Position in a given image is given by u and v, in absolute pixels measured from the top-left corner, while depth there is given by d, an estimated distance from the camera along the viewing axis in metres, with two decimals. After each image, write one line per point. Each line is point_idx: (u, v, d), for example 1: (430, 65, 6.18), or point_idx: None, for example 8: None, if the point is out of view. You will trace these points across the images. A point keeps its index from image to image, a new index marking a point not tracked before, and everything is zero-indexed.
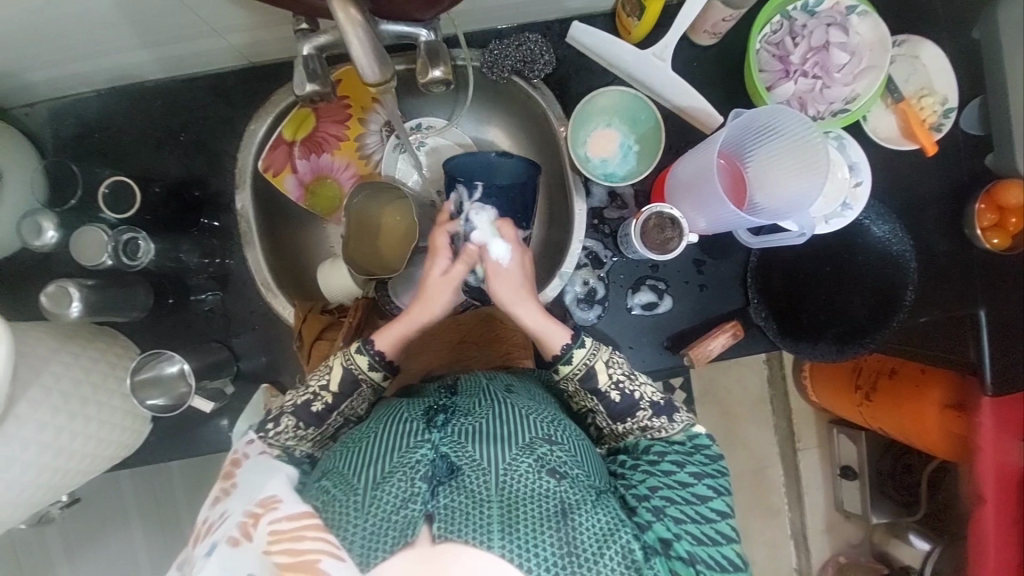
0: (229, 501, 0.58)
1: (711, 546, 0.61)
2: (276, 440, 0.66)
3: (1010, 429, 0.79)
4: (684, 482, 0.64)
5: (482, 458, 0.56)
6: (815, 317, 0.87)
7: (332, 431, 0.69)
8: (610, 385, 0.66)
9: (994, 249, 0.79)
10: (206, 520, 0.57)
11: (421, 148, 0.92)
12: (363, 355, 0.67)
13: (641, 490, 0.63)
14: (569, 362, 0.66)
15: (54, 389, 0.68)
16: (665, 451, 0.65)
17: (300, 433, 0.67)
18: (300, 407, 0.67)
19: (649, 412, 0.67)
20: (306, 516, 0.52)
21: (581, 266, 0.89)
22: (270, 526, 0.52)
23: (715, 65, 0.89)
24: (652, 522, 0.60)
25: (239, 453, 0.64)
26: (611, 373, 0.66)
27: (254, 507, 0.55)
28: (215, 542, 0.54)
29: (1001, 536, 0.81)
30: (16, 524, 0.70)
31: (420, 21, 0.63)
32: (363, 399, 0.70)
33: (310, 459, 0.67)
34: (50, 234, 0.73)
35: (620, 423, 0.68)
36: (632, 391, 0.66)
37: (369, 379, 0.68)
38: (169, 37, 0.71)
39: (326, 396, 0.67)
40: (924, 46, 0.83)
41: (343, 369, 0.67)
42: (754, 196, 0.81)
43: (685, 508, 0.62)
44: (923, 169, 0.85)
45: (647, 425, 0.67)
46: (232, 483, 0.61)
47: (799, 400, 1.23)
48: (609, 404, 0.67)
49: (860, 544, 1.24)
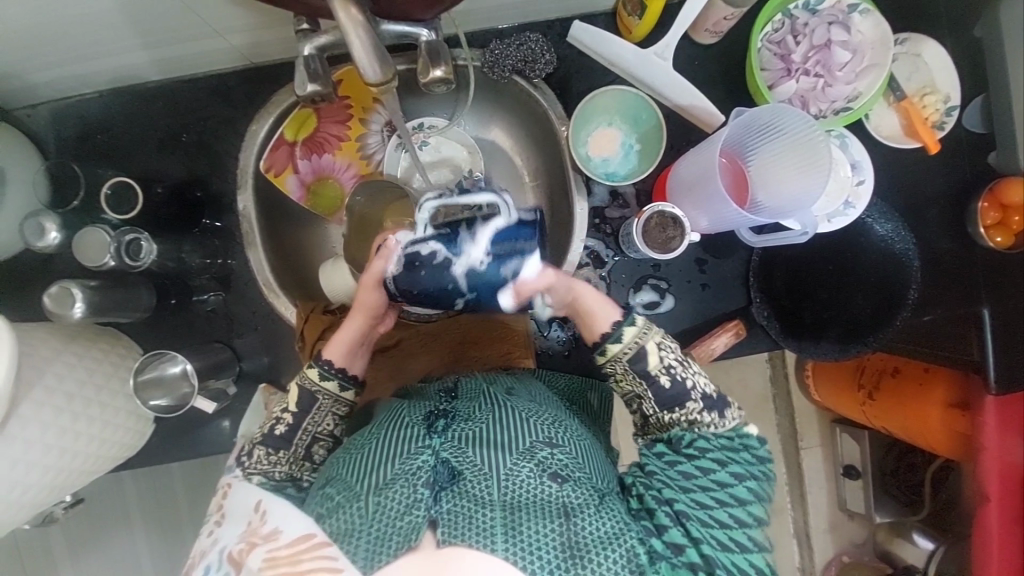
0: (221, 528, 0.58)
1: (739, 552, 0.60)
2: (253, 468, 0.66)
3: (1015, 427, 0.79)
4: (722, 482, 0.63)
5: (484, 463, 0.56)
6: (819, 316, 0.86)
7: (304, 451, 0.68)
8: (660, 369, 0.67)
9: (998, 247, 0.79)
10: (199, 550, 0.57)
11: (423, 147, 0.91)
12: (314, 370, 0.68)
13: (662, 494, 0.62)
14: (618, 341, 0.68)
15: (57, 390, 0.68)
16: (708, 447, 0.65)
17: (275, 458, 0.66)
18: (268, 435, 0.67)
19: (700, 405, 0.67)
20: (303, 540, 0.52)
21: (583, 266, 0.88)
22: (267, 553, 0.51)
23: (716, 63, 0.88)
24: (669, 526, 0.59)
25: (227, 483, 0.64)
26: (662, 358, 0.67)
27: (253, 535, 0.54)
28: (211, 564, 0.55)
29: (1006, 537, 0.81)
30: (19, 524, 0.70)
31: (422, 20, 0.63)
32: (329, 414, 0.69)
33: (291, 480, 0.67)
34: (52, 235, 0.73)
35: (667, 412, 0.68)
36: (683, 378, 0.67)
37: (326, 392, 0.68)
38: (171, 38, 0.71)
39: (287, 417, 0.67)
40: (926, 43, 0.83)
41: (299, 389, 0.68)
42: (757, 195, 0.80)
43: (716, 513, 0.61)
44: (927, 168, 0.85)
45: (696, 418, 0.67)
46: (223, 512, 0.60)
47: (802, 399, 1.23)
48: (658, 389, 0.67)
49: (863, 544, 1.23)
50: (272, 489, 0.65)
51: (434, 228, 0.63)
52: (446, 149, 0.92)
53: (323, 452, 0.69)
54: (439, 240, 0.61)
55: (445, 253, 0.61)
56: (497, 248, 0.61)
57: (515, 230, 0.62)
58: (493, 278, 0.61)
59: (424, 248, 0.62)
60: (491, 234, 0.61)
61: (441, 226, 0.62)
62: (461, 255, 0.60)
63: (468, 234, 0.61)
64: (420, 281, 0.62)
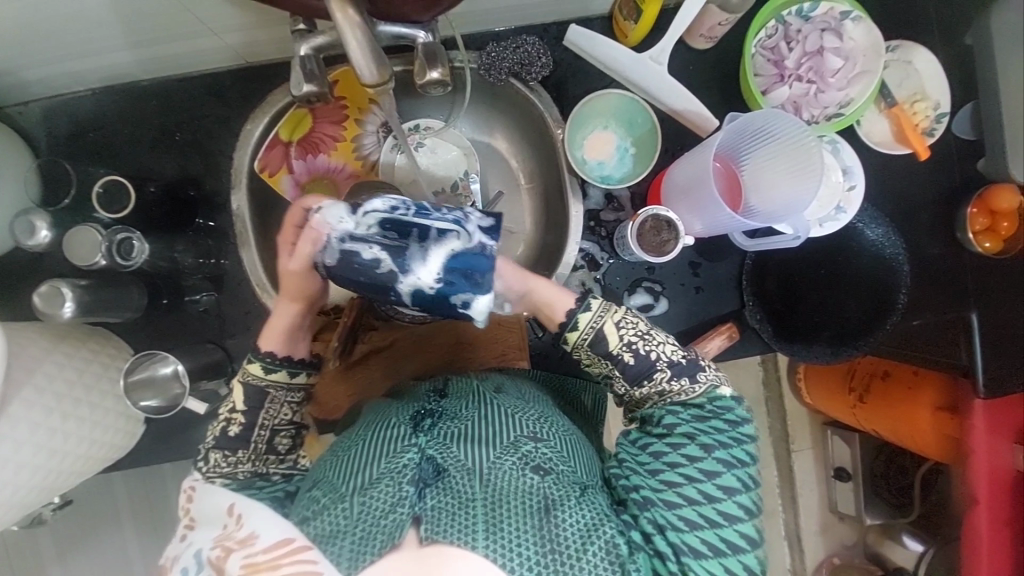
0: (195, 533, 0.56)
1: (708, 528, 0.60)
2: (214, 471, 0.65)
3: (1003, 429, 0.80)
4: (691, 457, 0.62)
5: (467, 458, 0.57)
6: (810, 319, 0.87)
7: (265, 446, 0.68)
8: (622, 348, 0.66)
9: (987, 253, 0.81)
10: (172, 554, 0.56)
11: (418, 149, 0.90)
12: (255, 364, 0.66)
13: (630, 481, 0.63)
14: (576, 329, 0.67)
15: (46, 390, 0.67)
16: (676, 422, 0.65)
17: (234, 459, 0.66)
18: (219, 437, 0.66)
19: (667, 373, 0.66)
20: (281, 545, 0.50)
21: (577, 268, 0.88)
22: (244, 560, 0.50)
23: (711, 68, 0.89)
24: (638, 515, 0.60)
25: (188, 486, 0.63)
26: (622, 336, 0.66)
27: (229, 542, 0.52)
28: (188, 568, 0.53)
29: (995, 539, 0.81)
30: (6, 526, 0.69)
31: (418, 23, 0.62)
32: (282, 406, 0.68)
33: (256, 476, 0.67)
34: (43, 233, 0.72)
35: (638, 388, 0.67)
36: (647, 351, 0.66)
37: (274, 384, 0.67)
38: (165, 37, 0.71)
39: (237, 417, 0.66)
40: (917, 51, 0.84)
41: (244, 386, 0.67)
42: (749, 199, 0.81)
43: (686, 490, 0.61)
44: (918, 174, 0.86)
45: (665, 388, 0.67)
46: (193, 517, 0.59)
47: (792, 401, 1.24)
48: (623, 367, 0.67)
49: (854, 546, 1.25)
50: (238, 488, 0.64)
51: (377, 227, 0.57)
52: (442, 150, 0.91)
53: (286, 442, 0.69)
54: (382, 254, 0.56)
55: (389, 263, 0.57)
56: (449, 275, 0.57)
57: (475, 258, 0.58)
58: (438, 302, 0.58)
59: (364, 249, 0.57)
60: (444, 258, 0.57)
61: (388, 229, 0.57)
62: (407, 278, 0.57)
63: (418, 251, 0.56)
64: (355, 280, 0.58)
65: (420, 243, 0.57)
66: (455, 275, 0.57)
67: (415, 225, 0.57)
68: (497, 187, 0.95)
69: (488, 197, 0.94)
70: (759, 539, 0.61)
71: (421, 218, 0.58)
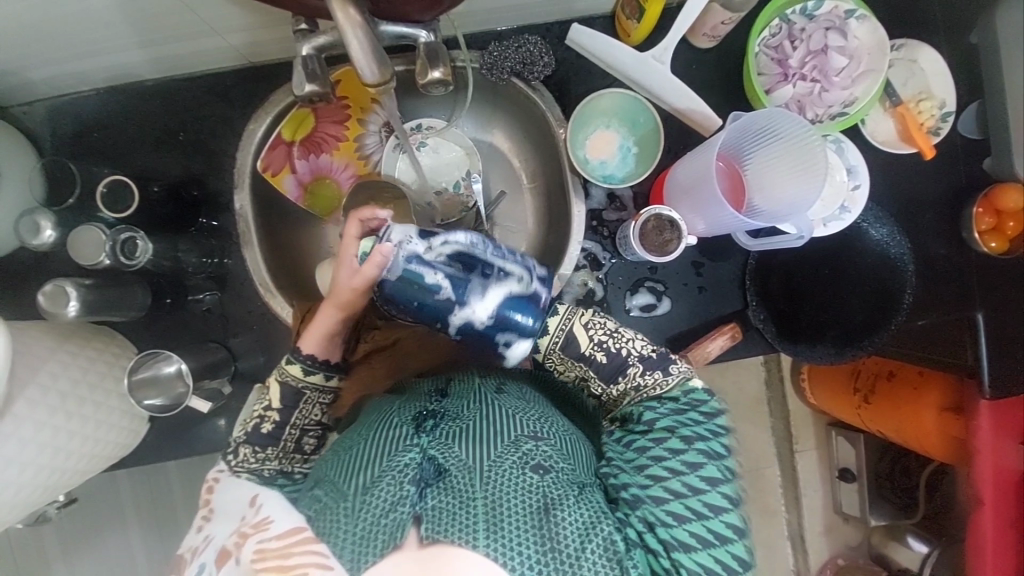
0: (212, 525, 0.60)
1: (696, 520, 0.61)
2: (241, 466, 0.67)
3: (1008, 430, 0.79)
4: (675, 451, 0.65)
5: (469, 458, 0.57)
6: (812, 319, 0.87)
7: (294, 445, 0.70)
8: (594, 347, 0.71)
9: (993, 252, 0.80)
10: (191, 546, 0.59)
11: (421, 149, 0.91)
12: (295, 366, 0.69)
13: (620, 480, 0.63)
14: (547, 334, 0.71)
15: (51, 389, 0.68)
16: (656, 419, 0.68)
17: (262, 455, 0.68)
18: (252, 433, 0.68)
19: (640, 367, 0.71)
20: (293, 534, 0.53)
21: (579, 267, 0.88)
22: (257, 545, 0.53)
23: (714, 67, 0.88)
24: (631, 515, 0.60)
25: (212, 479, 0.66)
26: (591, 336, 0.71)
27: (246, 527, 0.56)
28: (204, 562, 0.56)
29: (1000, 541, 0.81)
30: (10, 524, 0.70)
31: (420, 22, 0.62)
32: (314, 404, 0.71)
33: (281, 474, 0.68)
34: (48, 233, 0.73)
35: (615, 385, 0.72)
36: (618, 348, 0.71)
37: (310, 386, 0.70)
38: (170, 37, 0.71)
39: (272, 414, 0.69)
40: (922, 50, 0.84)
41: (280, 385, 0.69)
42: (753, 199, 0.81)
43: (672, 484, 0.63)
44: (923, 173, 0.85)
45: (641, 383, 0.71)
46: (211, 508, 0.62)
47: (796, 402, 1.23)
48: (598, 367, 0.71)
49: (858, 546, 1.24)
50: (261, 481, 0.65)
51: (448, 256, 0.58)
52: (444, 150, 0.91)
53: (314, 442, 0.72)
54: (444, 284, 0.57)
55: (449, 293, 0.58)
56: (503, 313, 0.59)
57: (527, 304, 0.60)
58: (480, 336, 0.61)
59: (429, 274, 0.57)
60: (501, 296, 0.59)
61: (456, 258, 0.58)
62: (464, 311, 0.58)
63: (479, 287, 0.58)
64: (410, 300, 0.58)
65: (480, 280, 0.58)
66: (507, 316, 0.60)
67: (483, 262, 0.59)
68: (500, 187, 0.95)
69: (490, 197, 0.94)
70: (745, 528, 0.62)
71: (489, 254, 0.59)
